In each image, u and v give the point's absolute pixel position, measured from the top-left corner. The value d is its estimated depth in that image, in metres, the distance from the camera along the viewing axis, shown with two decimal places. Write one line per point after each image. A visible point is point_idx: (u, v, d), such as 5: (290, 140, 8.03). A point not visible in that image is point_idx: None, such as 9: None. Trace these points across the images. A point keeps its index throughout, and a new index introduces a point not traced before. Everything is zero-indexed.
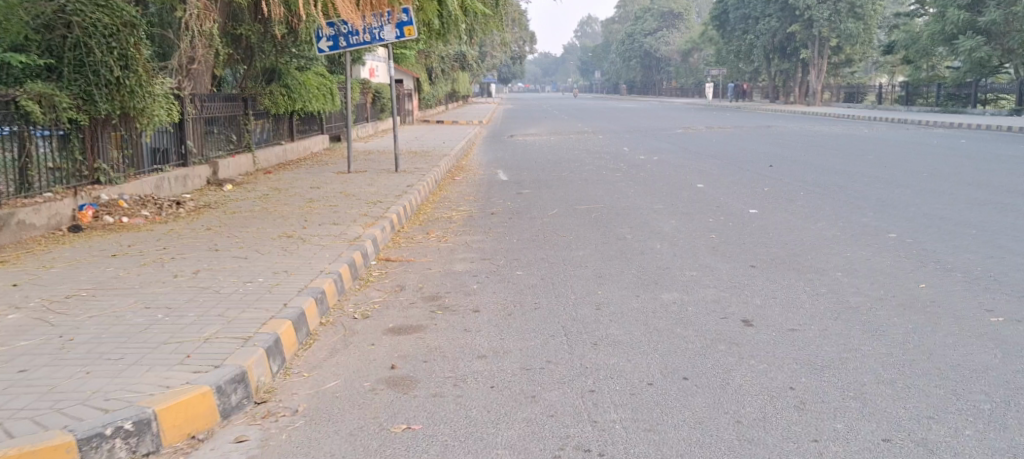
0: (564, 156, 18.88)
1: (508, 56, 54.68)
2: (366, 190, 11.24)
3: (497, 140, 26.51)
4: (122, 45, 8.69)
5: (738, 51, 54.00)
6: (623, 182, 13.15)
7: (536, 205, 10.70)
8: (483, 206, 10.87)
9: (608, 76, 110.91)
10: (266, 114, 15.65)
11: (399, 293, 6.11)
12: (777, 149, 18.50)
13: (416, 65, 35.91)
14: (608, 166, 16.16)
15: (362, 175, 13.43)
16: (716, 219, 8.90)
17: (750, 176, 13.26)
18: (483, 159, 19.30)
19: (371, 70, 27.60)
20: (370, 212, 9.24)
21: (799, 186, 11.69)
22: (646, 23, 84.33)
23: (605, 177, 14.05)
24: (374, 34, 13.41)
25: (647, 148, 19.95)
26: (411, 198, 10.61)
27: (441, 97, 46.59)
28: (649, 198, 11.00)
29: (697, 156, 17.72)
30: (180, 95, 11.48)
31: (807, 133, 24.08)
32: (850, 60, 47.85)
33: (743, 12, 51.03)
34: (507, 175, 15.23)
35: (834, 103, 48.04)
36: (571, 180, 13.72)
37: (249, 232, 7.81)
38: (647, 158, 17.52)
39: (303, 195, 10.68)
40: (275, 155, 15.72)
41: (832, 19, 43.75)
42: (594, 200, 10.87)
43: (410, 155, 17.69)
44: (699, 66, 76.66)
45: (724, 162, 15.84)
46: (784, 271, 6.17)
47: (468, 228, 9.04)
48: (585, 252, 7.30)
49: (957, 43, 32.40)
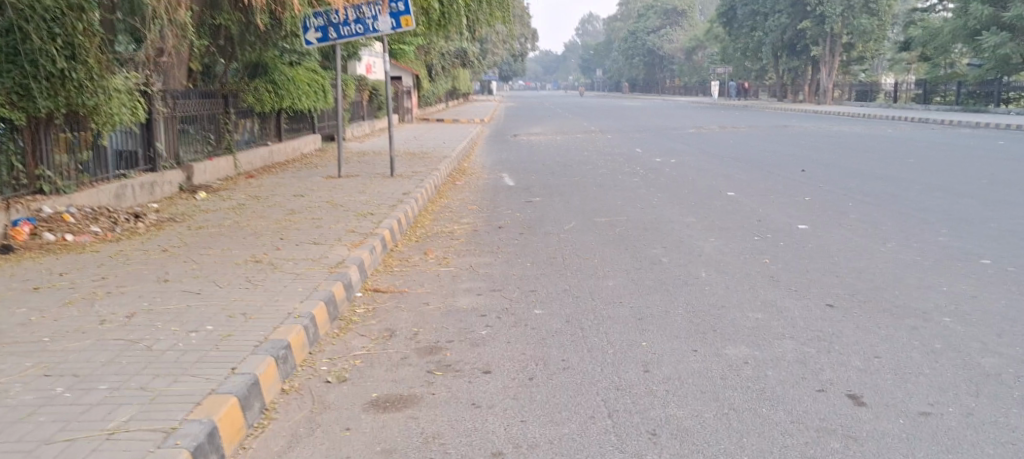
0: (574, 158, 17.63)
1: (510, 52, 53.42)
2: (358, 199, 9.98)
3: (499, 139, 25.27)
4: (68, 32, 7.41)
5: (746, 49, 52.81)
6: (645, 188, 11.90)
7: (551, 217, 9.45)
8: (489, 218, 9.61)
9: (609, 74, 109.82)
10: (250, 112, 14.37)
11: (388, 342, 4.83)
12: (803, 150, 17.25)
13: (415, 61, 34.63)
14: (623, 169, 14.92)
15: (354, 181, 12.19)
16: (762, 237, 7.65)
17: (783, 182, 12.03)
18: (486, 160, 18.05)
19: (368, 65, 26.29)
20: (358, 227, 7.98)
21: (844, 195, 10.45)
22: (649, 20, 82.96)
23: (623, 182, 12.82)
24: (368, 24, 12.09)
25: (662, 149, 18.73)
26: (406, 209, 9.35)
27: (441, 95, 45.36)
28: (676, 208, 9.76)
29: (717, 158, 16.49)
30: (147, 92, 10.17)
31: (828, 133, 22.89)
32: (862, 57, 46.72)
33: (752, 8, 49.82)
34: (514, 179, 13.99)
35: (845, 102, 46.87)
36: (586, 186, 12.48)
37: (210, 256, 6.53)
38: (664, 160, 16.29)
39: (285, 206, 9.42)
40: (261, 158, 14.45)
41: (845, 15, 42.58)
42: (616, 212, 9.63)
43: (409, 157, 16.43)
44: (703, 64, 75.39)
45: (750, 165, 14.59)
46: (873, 315, 4.91)
47: (473, 246, 7.79)
48: (616, 282, 6.05)
49: (981, 39, 31.38)
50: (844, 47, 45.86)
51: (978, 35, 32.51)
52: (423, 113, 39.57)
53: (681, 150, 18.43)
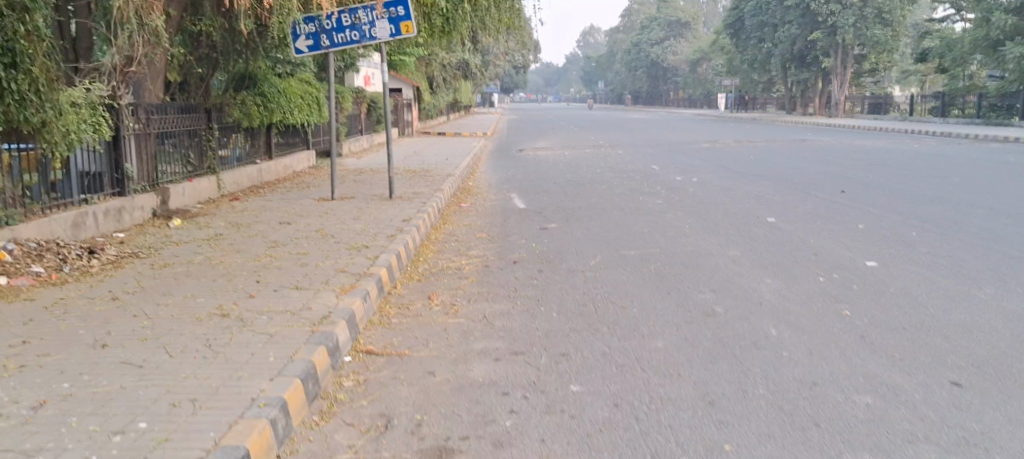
0: (587, 176, 16.50)
1: (512, 63, 52.36)
2: (353, 227, 8.84)
3: (505, 154, 24.18)
4: (7, 36, 6.27)
5: (754, 60, 51.89)
6: (671, 213, 10.74)
7: (573, 248, 8.30)
8: (501, 249, 8.47)
9: (612, 87, 108.92)
10: (237, 128, 13.23)
11: (385, 439, 3.68)
12: (832, 168, 16.14)
13: (416, 73, 33.57)
14: (642, 189, 13.79)
15: (348, 204, 11.06)
16: (826, 278, 6.49)
17: (824, 205, 10.89)
18: (493, 178, 16.94)
19: (366, 77, 25.15)
20: (350, 265, 6.83)
21: (899, 221, 9.33)
22: (652, 31, 82.05)
23: (646, 205, 11.68)
24: (364, 30, 11.07)
25: (680, 166, 17.59)
26: (407, 240, 8.19)
27: (442, 107, 44.30)
28: (714, 238, 8.60)
29: (742, 176, 15.35)
30: (115, 107, 9.01)
31: (851, 148, 21.84)
32: (874, 69, 45.73)
33: (759, 19, 48.83)
34: (524, 200, 12.87)
35: (856, 114, 45.88)
36: (606, 209, 11.33)
37: (168, 307, 5.36)
38: (684, 178, 15.19)
39: (269, 236, 8.27)
40: (250, 178, 13.31)
41: (857, 26, 41.63)
42: (645, 242, 8.46)
43: (410, 175, 15.31)
44: (708, 76, 74.43)
45: (781, 185, 13.45)
46: (1019, 400, 3.74)
47: (486, 288, 6.64)
48: (667, 344, 4.89)
49: (1004, 50, 30.53)
50: (856, 59, 44.86)
51: (1001, 46, 31.58)
52: (424, 126, 38.45)
53: (700, 166, 17.32)
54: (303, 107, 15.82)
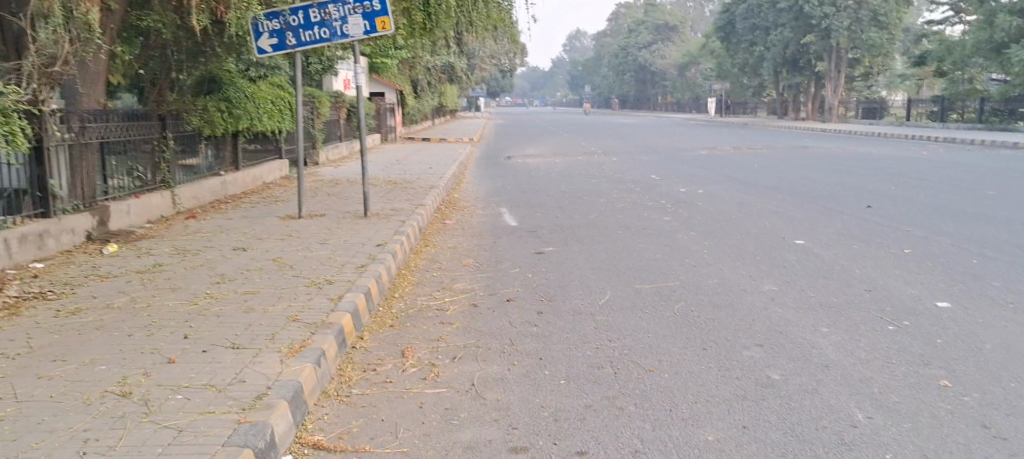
0: (581, 187, 15.26)
1: (498, 66, 50.99)
2: (317, 255, 7.55)
3: (492, 161, 22.95)
4: None
5: (745, 64, 50.92)
6: (683, 233, 9.51)
7: (577, 282, 7.04)
8: (491, 282, 7.22)
9: (598, 91, 107.88)
10: (196, 136, 11.86)
11: None
12: (846, 178, 14.99)
13: (399, 76, 32.22)
14: (645, 202, 12.57)
15: (317, 222, 9.77)
16: (897, 326, 5.27)
17: (854, 224, 9.70)
18: (480, 189, 15.70)
19: (345, 80, 23.77)
20: (308, 310, 5.53)
21: (948, 244, 8.17)
22: (640, 35, 80.98)
23: (652, 222, 10.44)
24: (334, 27, 9.82)
25: (681, 175, 16.38)
26: (380, 272, 6.92)
27: (426, 111, 42.88)
28: (740, 267, 7.37)
29: (751, 187, 14.17)
30: (37, 113, 7.62)
31: (856, 156, 20.77)
32: (868, 72, 44.81)
33: (751, 22, 47.76)
34: (516, 216, 11.62)
35: (851, 119, 44.95)
36: (608, 228, 10.09)
37: (51, 379, 4.02)
38: (688, 190, 14.01)
39: (218, 266, 6.96)
40: (211, 191, 11.98)
41: (852, 29, 40.67)
42: (662, 274, 7.22)
43: (391, 187, 14.06)
44: (696, 80, 73.43)
45: (798, 199, 12.26)
46: None
47: (475, 338, 5.38)
48: (721, 437, 3.66)
49: (1008, 53, 29.76)
50: (849, 62, 43.96)
51: (1005, 49, 30.72)
52: (408, 131, 37.07)
53: (703, 176, 16.14)
54: (272, 113, 14.48)
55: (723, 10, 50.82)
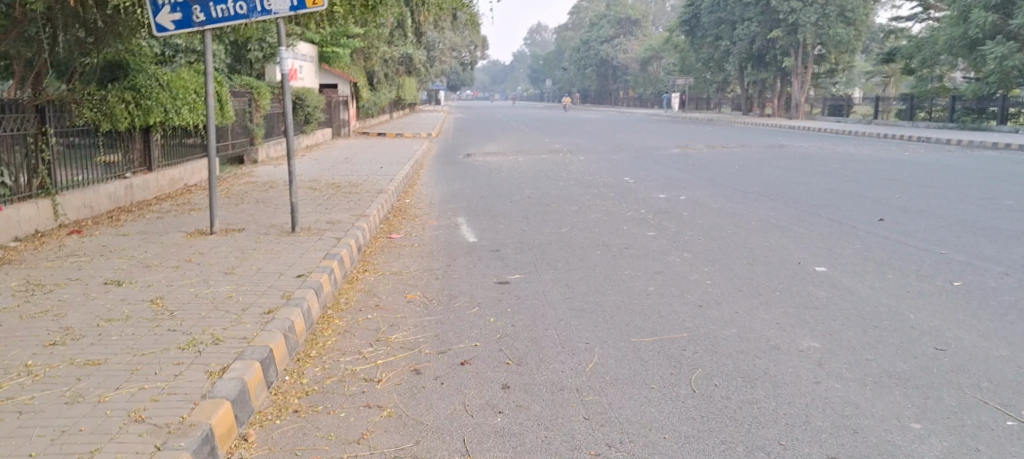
0: (549, 191, 13.63)
1: (456, 58, 49.04)
2: (214, 294, 5.79)
3: (451, 159, 21.24)
4: None
5: (710, 59, 49.67)
6: (675, 255, 7.94)
7: (554, 333, 5.40)
8: (442, 332, 5.54)
9: (560, 85, 106.09)
10: (93, 133, 10.02)
11: None
12: (841, 183, 13.56)
13: (352, 67, 30.28)
14: (623, 212, 11.02)
15: (232, 241, 8.00)
16: (1016, 420, 3.72)
17: (875, 245, 8.20)
18: (436, 193, 13.98)
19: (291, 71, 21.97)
20: (165, 396, 3.80)
21: (1002, 275, 6.70)
22: (602, 29, 79.50)
23: (634, 240, 8.86)
24: (253, 1, 8.01)
25: (658, 179, 14.85)
26: (293, 321, 5.21)
27: (383, 105, 40.95)
28: (760, 310, 5.79)
29: (740, 194, 12.67)
30: None
31: (837, 156, 19.42)
32: (835, 69, 43.77)
33: (717, 16, 46.39)
34: (475, 231, 9.96)
35: (817, 116, 43.96)
36: (585, 248, 8.47)
37: None
38: (668, 197, 12.49)
39: (70, 313, 5.17)
40: (111, 199, 10.12)
41: (820, 24, 39.52)
42: (662, 320, 5.61)
43: (332, 192, 12.32)
44: (659, 75, 72.11)
45: (796, 210, 10.77)
46: None
47: (412, 441, 3.72)
48: None
49: (983, 50, 28.69)
50: (817, 59, 42.89)
51: (979, 45, 29.57)
52: (363, 125, 35.18)
53: (682, 180, 14.66)
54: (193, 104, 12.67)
55: (688, 4, 49.43)
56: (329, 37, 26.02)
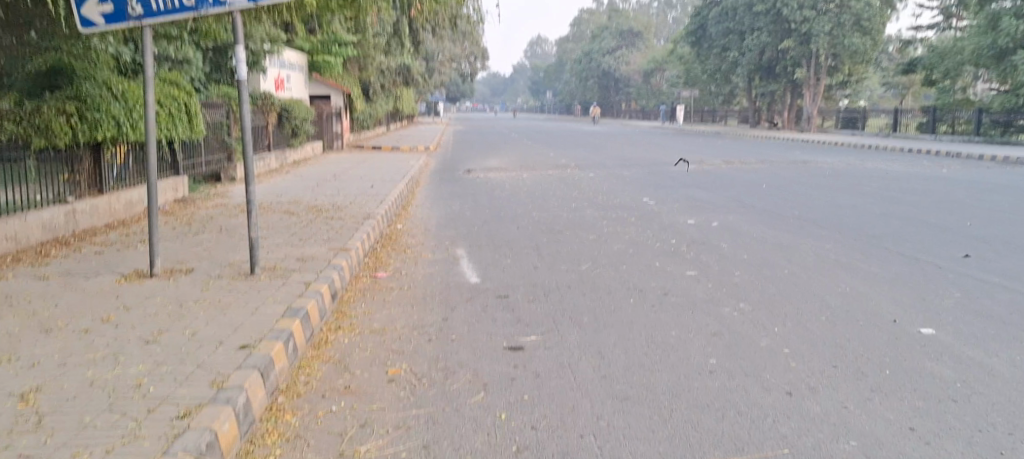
0: (560, 215, 12.07)
1: (455, 69, 47.46)
2: (117, 380, 4.15)
3: (450, 175, 19.69)
4: None
5: (717, 70, 48.12)
6: (730, 307, 6.34)
7: (596, 444, 3.82)
8: (432, 438, 3.95)
9: (560, 97, 104.33)
10: (23, 144, 8.45)
11: None
12: (892, 205, 11.97)
13: (345, 76, 28.73)
14: (651, 243, 9.46)
15: (173, 288, 6.40)
16: None
17: (978, 292, 6.60)
18: (433, 217, 12.40)
19: (277, 79, 20.64)
20: None
21: None
22: (604, 40, 78.05)
23: (673, 283, 7.25)
24: None
25: (682, 200, 13.31)
26: (218, 429, 3.65)
27: (380, 117, 39.32)
28: (878, 405, 4.20)
29: (779, 219, 11.10)
30: None
31: (870, 173, 17.84)
32: (848, 80, 42.25)
33: (725, 26, 44.85)
34: (478, 267, 8.39)
35: (830, 129, 42.44)
36: (614, 295, 6.87)
37: None
38: (698, 223, 10.93)
39: None
40: (45, 228, 8.50)
41: (833, 33, 37.96)
42: (743, 422, 4.03)
43: (313, 217, 10.73)
44: (662, 88, 70.48)
45: (855, 241, 9.19)
46: None
47: None
48: None
49: (1015, 60, 27.08)
50: (830, 70, 41.34)
51: (1009, 55, 27.98)
52: (358, 136, 33.65)
53: (707, 202, 13.10)
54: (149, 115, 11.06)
55: (695, 13, 47.86)
56: (320, 45, 24.40)
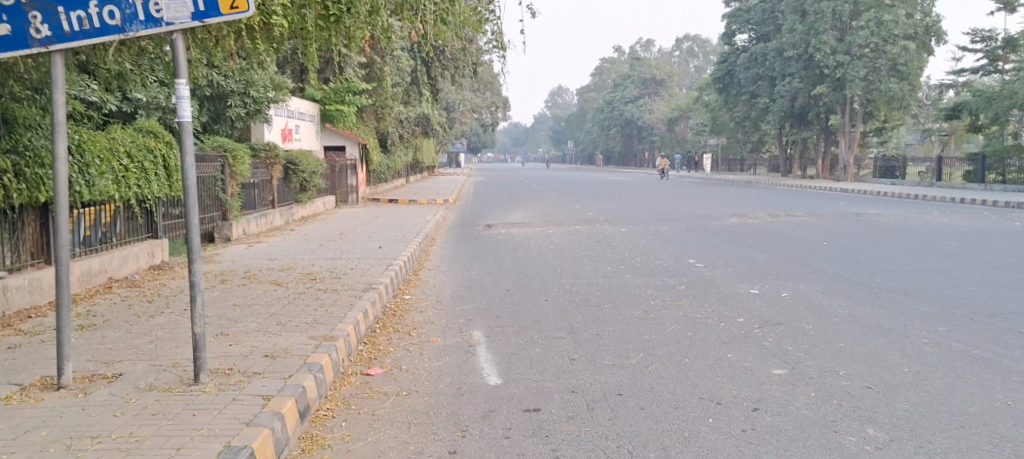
0: (597, 282, 10.30)
1: (475, 119, 45.99)
2: None
3: (469, 232, 18.01)
4: None
5: (746, 118, 46.42)
6: (856, 435, 4.52)
7: None
8: None
9: (583, 147, 102.88)
10: None
11: None
12: (990, 270, 10.10)
13: (360, 127, 27.30)
14: (715, 324, 7.63)
15: (77, 411, 4.71)
16: None
17: None
18: (448, 284, 10.65)
19: (283, 130, 19.20)
20: None
21: None
22: (626, 89, 76.91)
23: (760, 390, 5.43)
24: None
25: (735, 263, 11.51)
26: None
27: (398, 168, 37.83)
28: None
29: (861, 288, 9.26)
30: None
31: (937, 227, 15.93)
32: (884, 127, 40.42)
33: (754, 72, 43.21)
34: (500, 360, 6.61)
35: (868, 177, 40.50)
36: (685, 412, 5.07)
37: None
38: (765, 293, 9.10)
39: None
40: None
41: (869, 79, 36.16)
42: None
43: (304, 290, 9.01)
44: (687, 136, 68.78)
45: (973, 321, 7.34)
46: None
47: None
48: None
49: None
50: (866, 116, 39.47)
51: None
52: (375, 188, 32.18)
53: (765, 264, 11.28)
54: (109, 172, 9.49)
55: (722, 60, 46.31)
56: (332, 93, 22.91)
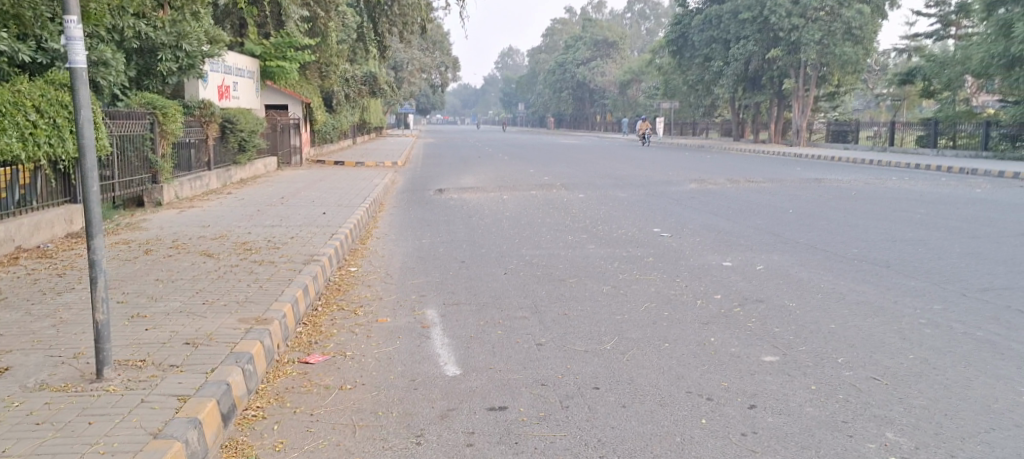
0: (559, 253, 9.60)
1: (424, 79, 44.58)
2: None
3: (420, 196, 17.16)
4: None
5: (699, 81, 45.96)
6: (875, 442, 3.91)
7: None
8: None
9: (534, 109, 101.81)
10: None
11: None
12: (966, 240, 9.67)
13: (303, 85, 26.03)
14: (691, 301, 6.98)
15: None
16: None
17: None
18: (398, 255, 9.84)
19: (220, 88, 17.97)
20: None
21: None
22: (579, 51, 75.91)
23: (754, 383, 4.80)
24: None
25: (702, 232, 10.91)
26: None
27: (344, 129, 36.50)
28: None
29: (838, 260, 8.72)
30: None
31: (901, 194, 15.58)
32: (836, 92, 40.36)
33: (708, 35, 42.68)
34: (458, 345, 5.87)
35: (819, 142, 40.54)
36: (675, 411, 4.40)
37: None
38: (738, 266, 8.50)
39: None
40: None
41: (824, 43, 35.88)
42: None
43: (238, 262, 8.13)
44: (639, 99, 68.26)
45: (966, 298, 6.83)
46: None
47: None
48: None
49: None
50: (819, 81, 39.30)
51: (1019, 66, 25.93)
52: (320, 150, 30.94)
53: (734, 234, 10.70)
54: (11, 129, 8.43)
55: (676, 22, 45.64)
56: (273, 49, 21.56)
